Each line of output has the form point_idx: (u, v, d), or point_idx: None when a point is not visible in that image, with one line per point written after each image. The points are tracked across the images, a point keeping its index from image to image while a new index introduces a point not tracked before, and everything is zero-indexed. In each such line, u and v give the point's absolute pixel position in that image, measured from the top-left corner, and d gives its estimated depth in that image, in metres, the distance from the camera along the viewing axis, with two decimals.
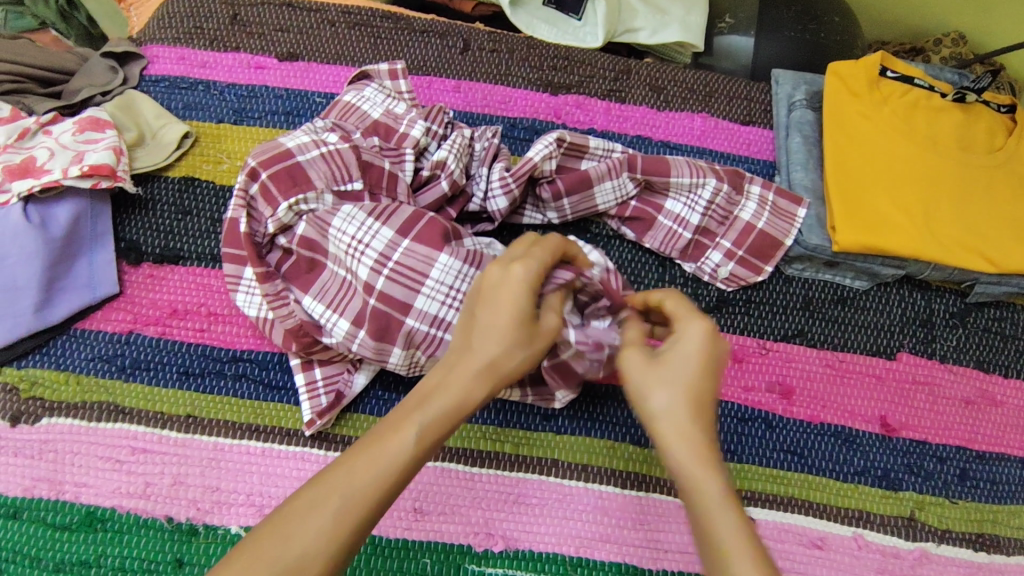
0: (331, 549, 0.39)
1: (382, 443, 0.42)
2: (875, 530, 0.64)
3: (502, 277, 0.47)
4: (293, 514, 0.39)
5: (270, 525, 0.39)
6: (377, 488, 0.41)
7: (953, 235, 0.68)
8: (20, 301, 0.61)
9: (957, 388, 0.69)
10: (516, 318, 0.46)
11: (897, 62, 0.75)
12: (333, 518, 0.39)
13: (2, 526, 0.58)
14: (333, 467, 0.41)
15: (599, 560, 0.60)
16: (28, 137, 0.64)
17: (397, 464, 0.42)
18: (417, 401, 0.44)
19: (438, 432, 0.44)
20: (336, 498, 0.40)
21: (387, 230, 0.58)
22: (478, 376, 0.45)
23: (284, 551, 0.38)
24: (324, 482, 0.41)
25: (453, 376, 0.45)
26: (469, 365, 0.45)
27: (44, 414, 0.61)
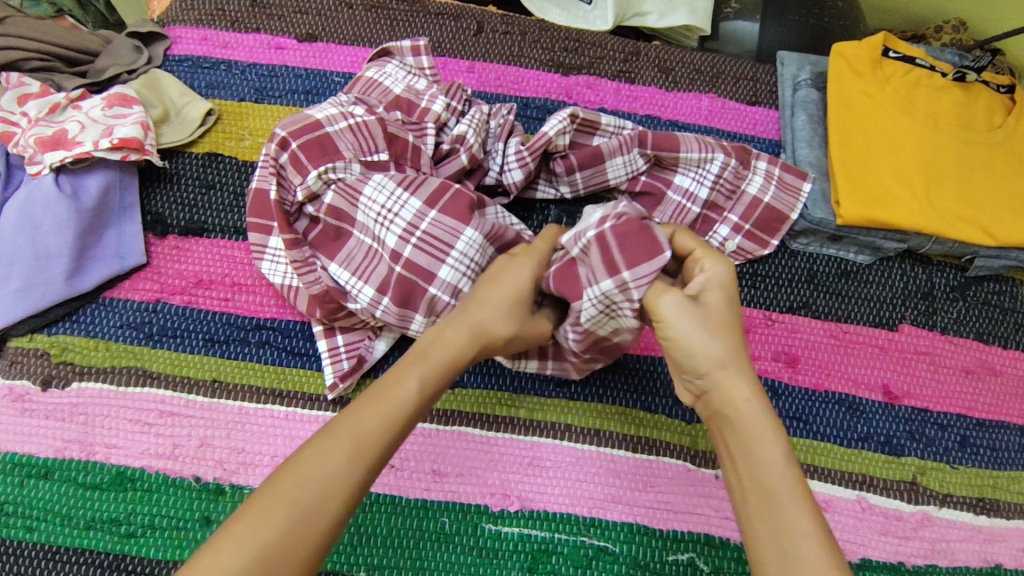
0: (344, 487, 0.42)
1: (382, 397, 0.46)
2: (878, 493, 0.66)
3: (509, 263, 0.55)
4: (302, 465, 0.42)
5: (280, 473, 0.42)
6: (381, 435, 0.44)
7: (952, 209, 0.70)
8: (51, 269, 0.63)
9: (958, 358, 0.71)
10: (519, 293, 0.53)
11: (900, 42, 0.76)
12: (338, 467, 0.42)
13: (35, 485, 0.60)
14: (339, 420, 0.44)
15: (612, 520, 0.62)
16: (59, 112, 0.67)
17: (398, 414, 0.46)
18: (418, 358, 0.49)
19: (436, 383, 0.48)
20: (342, 446, 0.43)
21: (416, 201, 0.60)
22: (470, 333, 0.51)
23: (293, 498, 0.40)
24: (329, 433, 0.43)
25: (450, 336, 0.50)
26: (465, 325, 0.51)
27: (75, 378, 0.63)
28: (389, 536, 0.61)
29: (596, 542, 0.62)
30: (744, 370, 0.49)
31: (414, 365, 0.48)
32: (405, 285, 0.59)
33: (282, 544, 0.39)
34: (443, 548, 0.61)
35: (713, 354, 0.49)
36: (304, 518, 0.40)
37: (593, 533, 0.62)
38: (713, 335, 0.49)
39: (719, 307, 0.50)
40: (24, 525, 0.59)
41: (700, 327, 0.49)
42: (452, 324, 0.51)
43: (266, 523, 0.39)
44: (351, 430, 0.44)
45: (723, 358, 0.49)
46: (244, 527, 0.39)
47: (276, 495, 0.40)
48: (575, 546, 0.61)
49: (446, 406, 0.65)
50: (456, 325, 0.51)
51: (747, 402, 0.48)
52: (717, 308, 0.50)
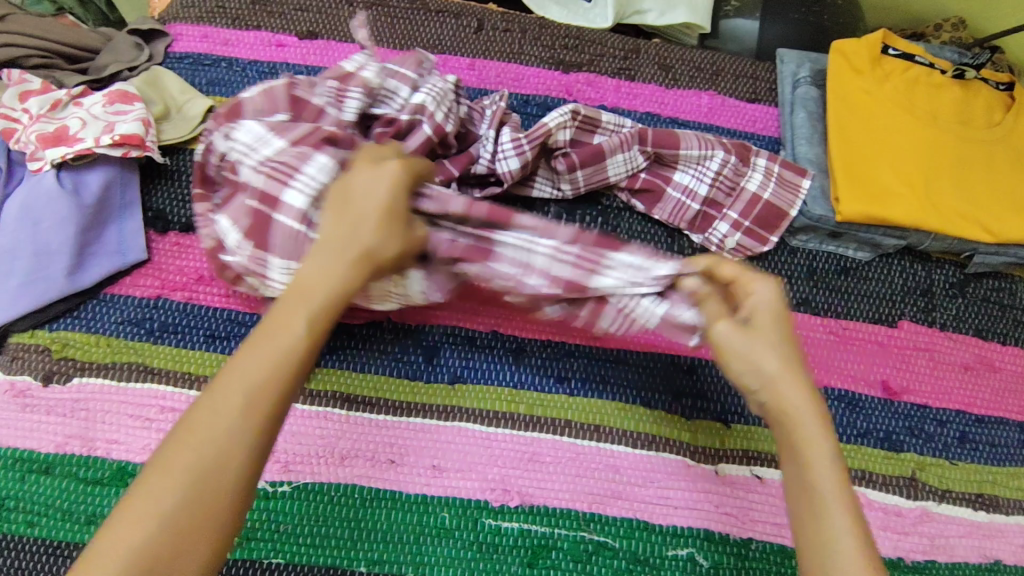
0: (239, 447, 0.41)
1: (256, 346, 0.43)
2: (878, 489, 0.66)
3: (355, 182, 0.50)
4: (182, 436, 0.40)
5: (171, 445, 0.41)
6: (258, 386, 0.42)
7: (952, 206, 0.70)
8: (52, 264, 0.63)
9: (957, 355, 0.71)
10: (382, 215, 0.49)
11: (900, 40, 0.77)
12: (214, 433, 0.40)
13: (36, 480, 0.60)
14: (212, 384, 0.42)
15: (612, 516, 0.62)
16: (60, 108, 0.67)
17: (280, 358, 0.43)
18: (297, 297, 0.46)
19: (324, 319, 0.46)
20: (223, 410, 0.41)
21: (279, 142, 0.60)
22: (349, 258, 0.48)
23: (173, 472, 0.39)
24: (207, 397, 0.42)
25: (328, 265, 0.47)
26: (345, 248, 0.48)
27: (76, 374, 0.63)
28: (389, 531, 0.61)
29: (596, 537, 0.62)
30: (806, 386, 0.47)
31: (298, 304, 0.46)
32: (263, 221, 0.58)
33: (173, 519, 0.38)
34: (443, 543, 0.61)
35: (765, 368, 0.48)
36: (190, 491, 0.39)
37: (592, 528, 0.62)
38: (770, 351, 0.48)
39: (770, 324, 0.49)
40: (25, 520, 0.59)
41: (756, 347, 0.48)
42: (324, 254, 0.48)
43: (150, 502, 0.39)
44: (225, 390, 0.42)
45: (781, 375, 0.47)
46: (132, 512, 0.39)
47: (172, 467, 0.40)
48: (574, 541, 0.61)
49: (446, 401, 0.65)
50: (331, 253, 0.48)
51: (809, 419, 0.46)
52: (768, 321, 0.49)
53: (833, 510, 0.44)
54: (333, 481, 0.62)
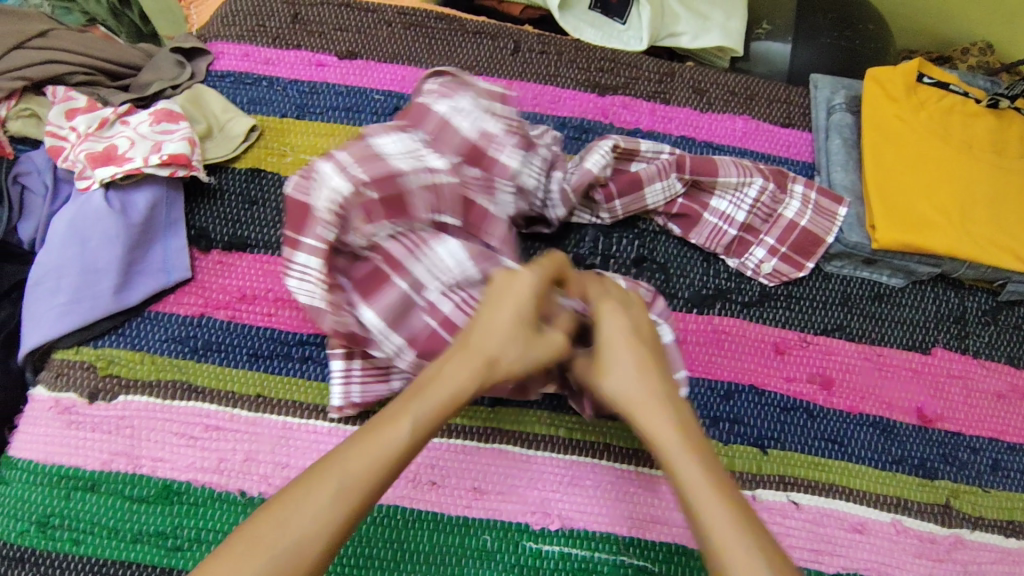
0: (328, 531, 0.43)
1: (370, 439, 0.47)
2: (913, 516, 0.67)
3: (510, 289, 0.53)
4: (296, 497, 0.44)
5: (263, 513, 0.44)
6: (377, 469, 0.46)
7: (986, 235, 0.71)
8: (100, 283, 0.64)
9: (990, 382, 0.72)
10: (518, 320, 0.52)
11: (933, 69, 0.78)
12: (326, 501, 0.44)
13: (82, 498, 0.61)
14: (332, 458, 0.46)
15: (651, 540, 0.63)
16: (108, 127, 0.67)
17: (391, 450, 0.47)
18: (412, 397, 0.49)
19: (426, 422, 0.48)
20: (343, 480, 0.45)
21: (449, 243, 0.59)
22: (472, 369, 0.51)
23: (282, 533, 0.43)
24: (320, 471, 0.45)
25: (445, 381, 0.50)
26: (467, 368, 0.51)
27: (121, 392, 0.64)
28: (431, 553, 0.61)
29: (636, 561, 0.62)
30: (646, 386, 0.53)
31: (409, 407, 0.48)
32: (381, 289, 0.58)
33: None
34: (484, 566, 0.61)
35: (617, 387, 0.54)
36: (296, 552, 0.42)
37: (632, 552, 0.62)
38: (612, 378, 0.54)
39: (606, 344, 0.55)
40: (72, 538, 0.60)
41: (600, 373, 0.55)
42: (444, 365, 0.51)
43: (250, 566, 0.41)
44: (345, 468, 0.45)
45: (622, 389, 0.53)
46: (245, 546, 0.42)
47: (265, 541, 0.42)
48: (614, 565, 0.62)
49: (487, 424, 0.66)
50: (461, 364, 0.51)
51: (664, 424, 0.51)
52: (602, 344, 0.55)
53: (705, 509, 0.47)
54: (374, 501, 0.62)
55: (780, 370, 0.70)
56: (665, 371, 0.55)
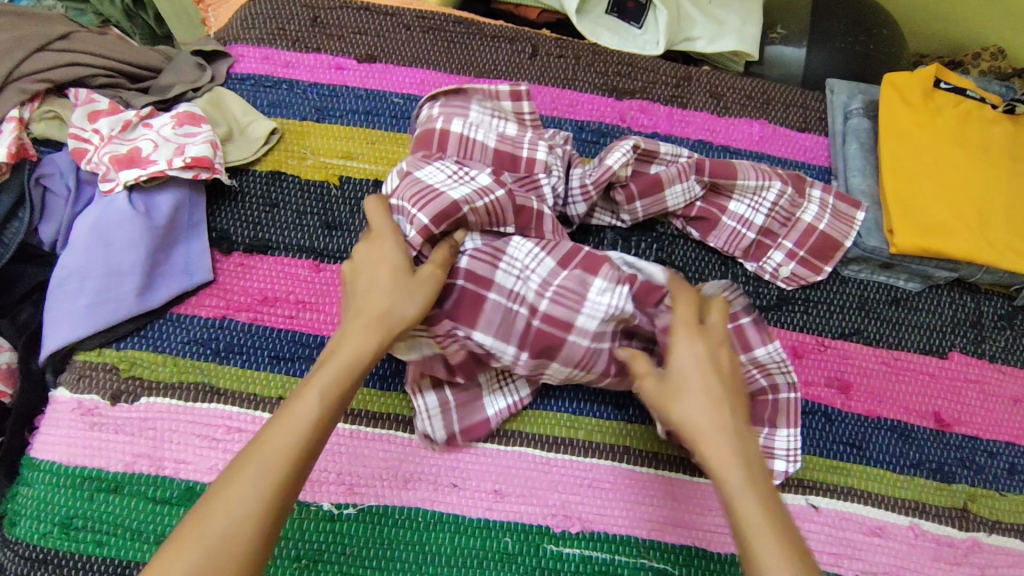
0: (260, 505, 0.45)
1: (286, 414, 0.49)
2: (931, 520, 0.67)
3: (370, 260, 0.58)
4: (235, 476, 0.46)
5: (200, 507, 0.45)
6: (299, 438, 0.48)
7: (1004, 240, 0.71)
8: (123, 285, 0.64)
9: (1005, 387, 0.72)
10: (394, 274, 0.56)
11: (950, 74, 0.78)
12: (259, 476, 0.46)
13: (104, 500, 0.61)
14: (257, 440, 0.48)
15: (671, 543, 0.63)
16: (131, 129, 0.68)
17: (310, 420, 0.49)
18: (327, 367, 0.52)
19: (339, 391, 0.51)
20: (269, 455, 0.47)
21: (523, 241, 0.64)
22: (373, 328, 0.54)
23: (217, 517, 0.44)
24: (249, 454, 0.47)
25: (350, 346, 0.53)
26: (368, 332, 0.54)
27: (144, 394, 0.64)
28: (453, 555, 0.61)
29: (656, 564, 0.62)
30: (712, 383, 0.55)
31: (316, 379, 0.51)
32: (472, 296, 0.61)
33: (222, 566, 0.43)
34: (505, 568, 0.61)
35: (687, 415, 0.54)
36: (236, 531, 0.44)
37: (652, 555, 0.63)
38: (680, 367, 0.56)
39: (687, 373, 0.55)
40: (95, 540, 0.60)
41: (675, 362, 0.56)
42: (352, 331, 0.54)
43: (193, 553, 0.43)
44: (269, 446, 0.47)
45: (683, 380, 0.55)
46: (190, 538, 0.43)
47: (202, 528, 0.44)
48: (635, 568, 0.62)
49: (508, 426, 0.66)
50: (361, 328, 0.54)
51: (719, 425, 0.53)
52: (676, 374, 0.56)
53: (751, 522, 0.48)
54: (396, 503, 0.62)
55: (798, 374, 0.70)
56: (733, 394, 0.55)
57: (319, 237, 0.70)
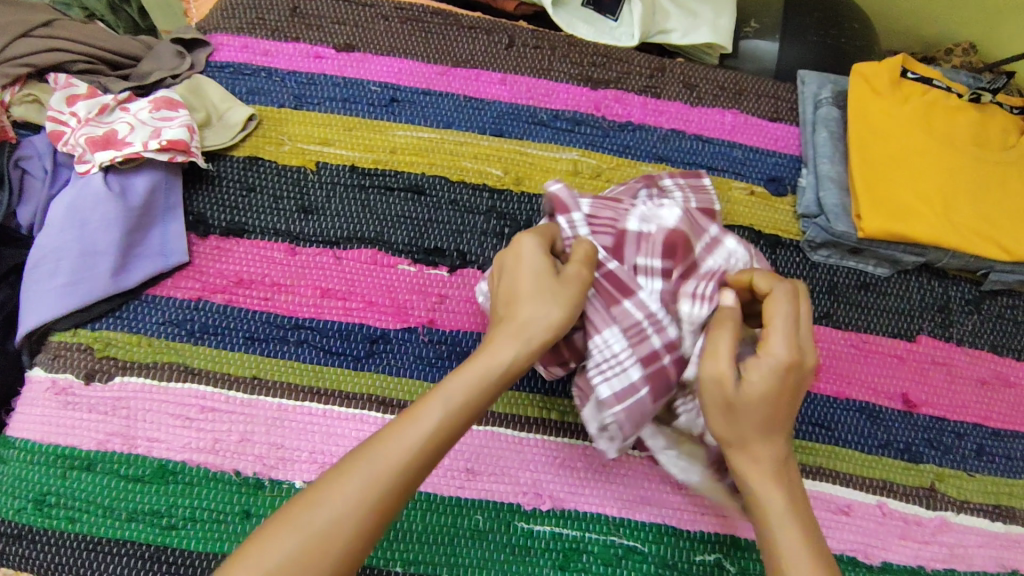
0: (359, 515, 0.43)
1: (410, 418, 0.47)
2: (899, 499, 0.68)
3: (518, 259, 0.54)
4: (340, 477, 0.44)
5: (302, 498, 0.44)
6: (413, 452, 0.46)
7: (970, 225, 0.73)
8: (98, 265, 0.65)
9: (973, 369, 0.73)
10: (540, 277, 0.53)
11: (918, 65, 0.80)
12: (369, 480, 0.44)
13: (78, 477, 0.61)
14: (376, 436, 0.46)
15: (641, 521, 0.64)
16: (108, 113, 0.69)
17: (427, 436, 0.47)
18: (456, 374, 0.50)
19: (461, 407, 0.49)
20: (381, 462, 0.45)
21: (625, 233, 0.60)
22: (510, 338, 0.51)
23: (326, 513, 0.43)
24: (358, 459, 0.45)
25: (486, 358, 0.51)
26: (504, 348, 0.51)
27: (118, 373, 0.64)
28: (424, 532, 0.62)
29: (625, 541, 0.63)
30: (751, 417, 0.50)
31: (445, 388, 0.49)
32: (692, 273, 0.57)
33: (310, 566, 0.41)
34: (476, 545, 0.62)
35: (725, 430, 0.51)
36: (331, 532, 0.42)
37: (622, 533, 0.63)
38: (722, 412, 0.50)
39: (753, 404, 0.49)
40: (67, 516, 0.60)
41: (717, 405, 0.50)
42: (498, 341, 0.52)
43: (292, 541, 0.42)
44: (387, 450, 0.45)
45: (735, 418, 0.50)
46: (283, 531, 0.42)
47: (297, 522, 0.42)
48: (605, 545, 0.63)
49: None
50: (504, 337, 0.52)
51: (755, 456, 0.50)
52: (747, 398, 0.49)
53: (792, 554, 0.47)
54: None
55: None
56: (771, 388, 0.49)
57: (295, 221, 0.71)
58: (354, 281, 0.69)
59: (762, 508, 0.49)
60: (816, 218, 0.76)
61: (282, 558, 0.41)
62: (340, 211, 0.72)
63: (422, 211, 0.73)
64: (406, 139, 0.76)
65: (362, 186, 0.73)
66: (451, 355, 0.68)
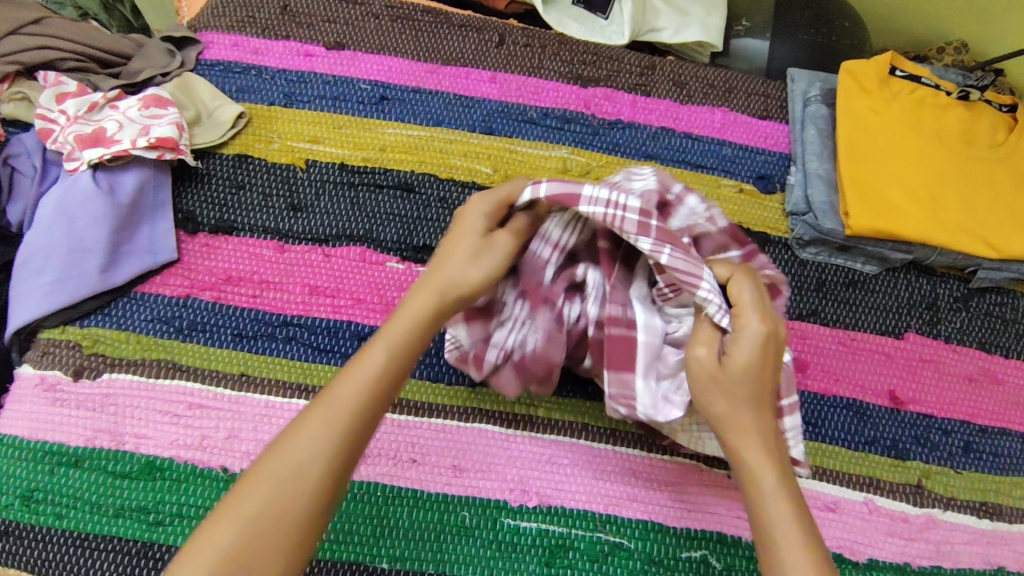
0: (320, 457, 0.46)
1: (357, 363, 0.50)
2: (885, 495, 0.68)
3: (462, 220, 0.57)
4: (299, 429, 0.47)
5: (266, 452, 0.46)
6: (358, 398, 0.48)
7: (957, 222, 0.73)
8: (87, 263, 0.65)
9: (960, 366, 0.74)
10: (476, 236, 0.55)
11: (906, 63, 0.80)
12: (324, 425, 0.47)
13: (65, 473, 0.61)
14: (328, 387, 0.49)
15: (627, 517, 0.64)
16: (96, 110, 0.69)
17: (370, 379, 0.49)
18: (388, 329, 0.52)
19: (402, 350, 0.51)
20: (333, 408, 0.48)
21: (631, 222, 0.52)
22: (431, 290, 0.53)
23: (286, 460, 0.45)
24: (312, 410, 0.48)
25: (414, 307, 0.52)
26: (426, 295, 0.53)
27: (106, 369, 0.65)
28: (411, 529, 0.62)
29: (612, 538, 0.63)
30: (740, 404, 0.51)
31: (383, 334, 0.52)
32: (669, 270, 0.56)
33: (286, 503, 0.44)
34: (463, 541, 0.62)
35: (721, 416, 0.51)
36: (303, 471, 0.45)
37: (609, 529, 0.63)
38: (720, 400, 0.51)
39: (742, 372, 0.50)
40: (54, 512, 0.60)
41: (716, 392, 0.51)
42: (425, 289, 0.53)
43: (267, 490, 0.44)
44: (338, 395, 0.48)
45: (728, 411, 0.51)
46: (250, 484, 0.45)
47: (263, 475, 0.45)
48: (591, 542, 0.63)
49: (466, 403, 0.67)
50: (423, 285, 0.53)
51: (755, 445, 0.51)
52: (736, 379, 0.50)
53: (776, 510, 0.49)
54: (356, 479, 0.63)
55: None
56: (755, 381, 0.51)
57: (284, 218, 0.71)
58: (342, 278, 0.70)
59: (750, 470, 0.50)
60: (804, 216, 0.76)
61: (252, 509, 0.44)
62: (329, 209, 0.72)
63: (411, 208, 0.73)
64: (396, 136, 0.76)
65: (350, 184, 0.73)
66: (439, 352, 0.68)
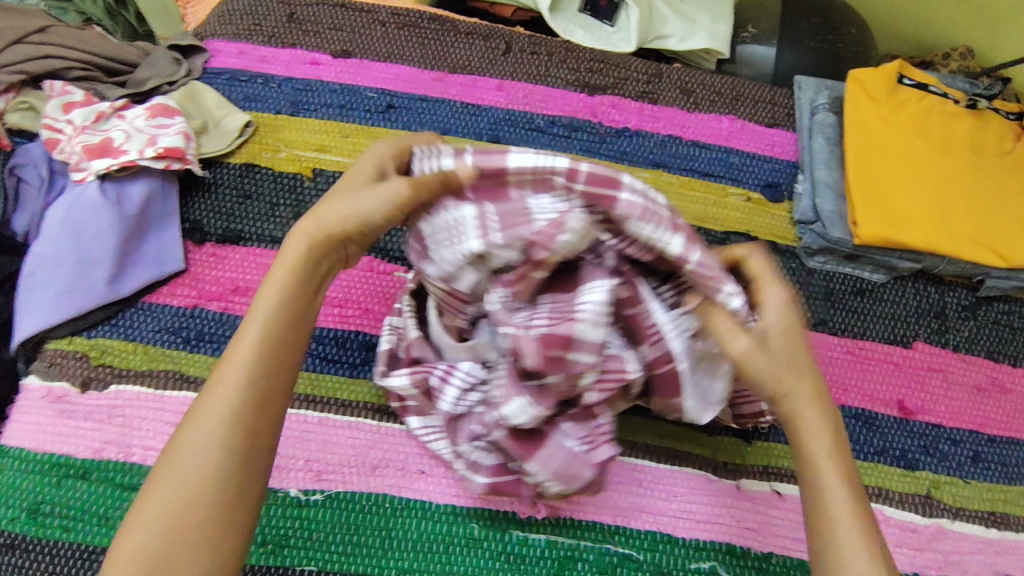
0: (212, 457, 0.44)
1: (234, 346, 0.47)
2: (894, 506, 0.68)
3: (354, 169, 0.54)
4: (186, 435, 0.44)
5: (158, 472, 0.44)
6: (242, 387, 0.45)
7: (966, 231, 0.73)
8: (94, 274, 0.65)
9: (969, 376, 0.74)
10: (365, 183, 0.51)
11: (914, 71, 0.80)
12: (208, 424, 0.44)
13: (73, 485, 0.61)
14: (206, 386, 0.46)
15: (636, 529, 0.64)
16: (104, 120, 0.69)
17: (251, 362, 0.46)
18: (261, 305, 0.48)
19: (282, 324, 0.48)
20: (216, 405, 0.45)
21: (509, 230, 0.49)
22: (304, 246, 0.49)
23: (177, 472, 0.43)
24: (195, 413, 0.45)
25: (282, 272, 0.49)
26: (294, 250, 0.49)
27: (114, 381, 0.65)
28: (419, 540, 0.62)
29: (621, 549, 0.63)
30: (801, 378, 0.49)
31: (255, 310, 0.48)
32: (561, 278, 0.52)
33: (184, 505, 0.42)
34: (472, 554, 0.62)
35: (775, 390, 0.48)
36: (199, 480, 0.43)
37: (618, 540, 0.63)
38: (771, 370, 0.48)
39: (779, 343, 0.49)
40: (62, 525, 0.60)
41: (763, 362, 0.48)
42: (291, 245, 0.49)
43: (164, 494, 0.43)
44: (218, 390, 0.45)
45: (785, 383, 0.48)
46: (146, 509, 0.43)
47: (155, 496, 0.43)
48: (600, 553, 0.63)
49: None
50: (299, 234, 0.49)
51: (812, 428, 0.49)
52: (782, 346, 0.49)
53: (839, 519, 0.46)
54: (364, 490, 0.63)
55: None
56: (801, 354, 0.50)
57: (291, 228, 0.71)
58: (351, 289, 0.70)
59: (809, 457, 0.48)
60: (812, 224, 0.76)
61: (152, 531, 0.42)
62: None
63: None
64: None
65: None
66: None
